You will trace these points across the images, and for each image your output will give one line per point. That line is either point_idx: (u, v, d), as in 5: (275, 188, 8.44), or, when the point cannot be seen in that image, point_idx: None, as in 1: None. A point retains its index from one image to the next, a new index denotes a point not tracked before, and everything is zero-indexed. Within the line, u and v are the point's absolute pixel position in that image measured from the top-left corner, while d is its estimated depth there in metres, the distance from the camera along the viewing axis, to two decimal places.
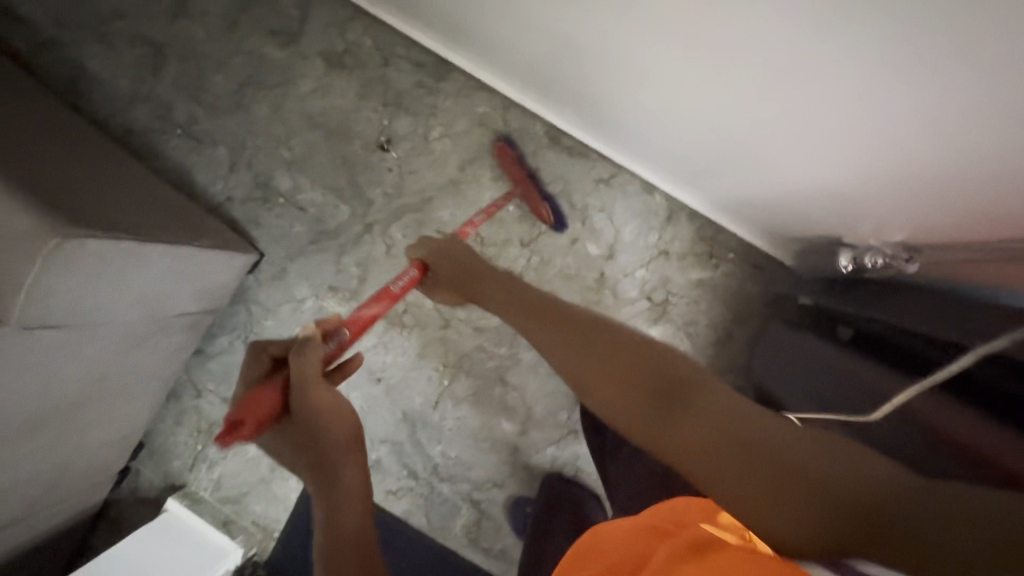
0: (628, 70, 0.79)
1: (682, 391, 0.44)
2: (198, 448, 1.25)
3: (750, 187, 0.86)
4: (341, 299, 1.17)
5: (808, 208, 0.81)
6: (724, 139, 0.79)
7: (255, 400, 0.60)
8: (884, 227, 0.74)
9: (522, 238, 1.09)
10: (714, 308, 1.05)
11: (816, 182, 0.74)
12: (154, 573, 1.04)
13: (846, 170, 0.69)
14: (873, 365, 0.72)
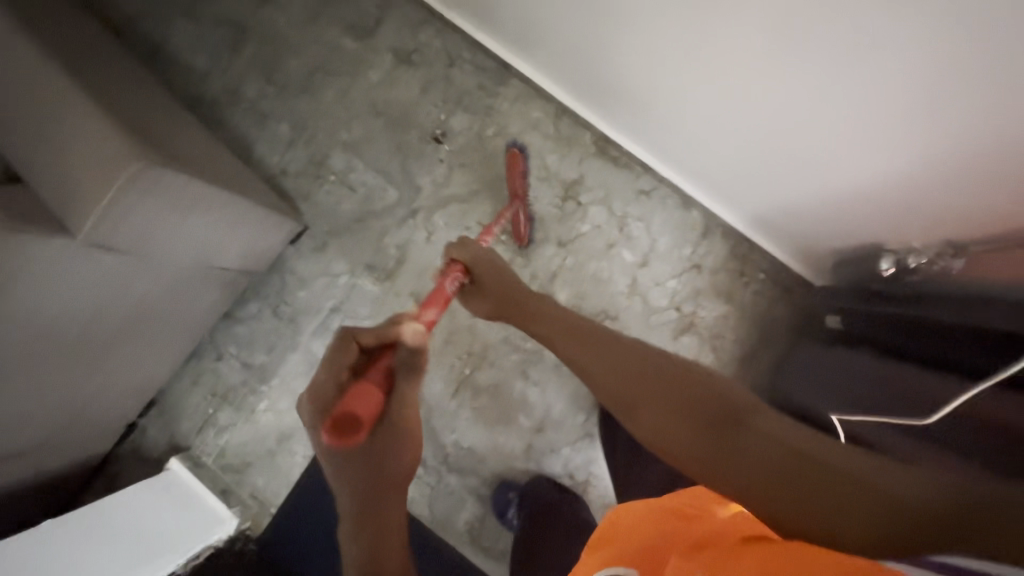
0: (679, 78, 0.85)
1: (735, 415, 0.44)
2: (209, 412, 1.24)
3: (786, 198, 0.90)
4: (377, 278, 1.19)
5: (847, 216, 0.85)
6: (766, 144, 0.83)
7: (367, 392, 0.49)
8: (926, 227, 0.77)
9: (560, 238, 1.14)
10: (741, 325, 1.07)
11: (858, 185, 0.79)
12: (152, 527, 1.03)
13: (890, 169, 0.73)
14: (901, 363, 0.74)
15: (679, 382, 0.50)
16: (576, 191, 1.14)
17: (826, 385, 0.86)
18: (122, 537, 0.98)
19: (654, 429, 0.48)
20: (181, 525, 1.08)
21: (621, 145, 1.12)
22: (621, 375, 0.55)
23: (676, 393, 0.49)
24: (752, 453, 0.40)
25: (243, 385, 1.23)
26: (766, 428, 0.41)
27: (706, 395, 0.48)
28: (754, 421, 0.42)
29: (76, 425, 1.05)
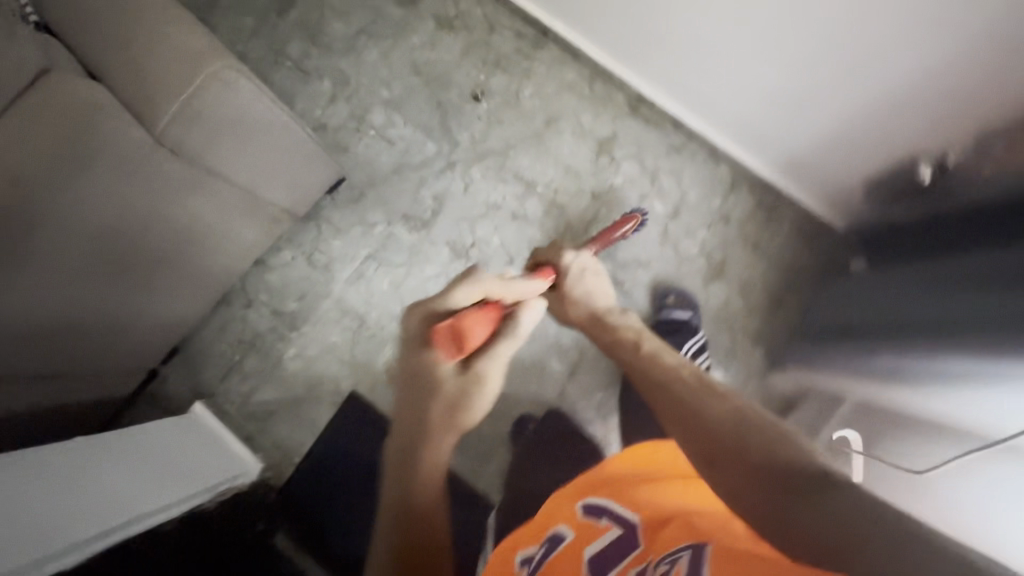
0: (697, 13, 0.93)
1: (807, 483, 0.53)
2: (235, 359, 1.23)
3: (809, 130, 0.95)
4: (413, 228, 1.22)
5: (858, 144, 0.91)
6: (775, 72, 0.91)
7: (474, 320, 0.65)
8: (930, 138, 0.83)
9: (594, 190, 1.19)
10: (769, 272, 1.12)
11: (863, 106, 0.85)
12: (181, 463, 1.00)
13: (891, 82, 0.80)
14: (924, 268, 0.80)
15: (767, 454, 0.59)
16: (609, 147, 1.19)
17: (858, 307, 0.90)
18: (144, 468, 0.93)
19: (733, 477, 0.58)
20: (206, 463, 1.04)
21: (653, 104, 1.19)
22: (705, 427, 0.66)
23: (757, 456, 0.59)
24: (809, 523, 0.48)
25: (272, 332, 1.23)
26: (829, 501, 0.49)
27: (786, 466, 0.57)
28: (824, 497, 0.50)
29: (107, 355, 1.02)
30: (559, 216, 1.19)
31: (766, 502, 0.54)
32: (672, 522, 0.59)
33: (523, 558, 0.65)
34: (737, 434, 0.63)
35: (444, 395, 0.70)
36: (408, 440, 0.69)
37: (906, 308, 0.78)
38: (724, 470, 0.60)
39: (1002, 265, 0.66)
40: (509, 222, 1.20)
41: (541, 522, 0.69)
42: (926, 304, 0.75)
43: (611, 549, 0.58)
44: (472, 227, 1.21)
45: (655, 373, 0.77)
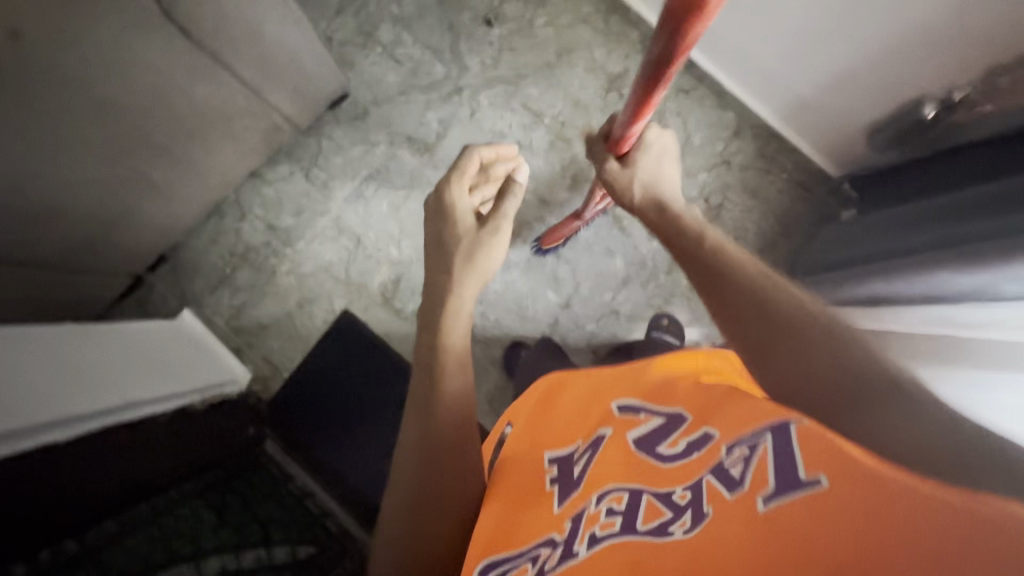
0: None
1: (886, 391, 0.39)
2: (227, 271, 1.20)
3: (816, 75, 0.97)
4: (415, 150, 1.20)
5: (858, 95, 0.94)
6: (786, 18, 0.93)
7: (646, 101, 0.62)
8: (923, 89, 0.86)
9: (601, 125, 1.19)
10: (764, 219, 1.14)
11: (866, 55, 0.88)
12: (170, 368, 0.99)
13: (893, 32, 0.82)
14: (921, 205, 0.83)
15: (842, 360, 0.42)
16: (619, 84, 1.20)
17: (848, 247, 0.94)
18: (123, 368, 0.91)
19: (799, 389, 0.43)
20: (199, 370, 1.04)
21: None
22: (762, 326, 0.46)
23: (832, 363, 0.42)
24: (880, 430, 0.38)
25: (266, 247, 1.21)
26: (893, 410, 0.38)
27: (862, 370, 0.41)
28: (892, 403, 0.38)
29: (89, 253, 0.97)
30: (565, 149, 1.19)
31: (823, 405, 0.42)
32: (725, 396, 0.51)
33: (552, 458, 0.56)
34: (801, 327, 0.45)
35: (463, 250, 0.65)
36: (427, 317, 0.62)
37: (902, 239, 0.81)
38: (780, 367, 0.44)
39: (1005, 192, 0.69)
40: None
41: (573, 421, 0.60)
42: (910, 237, 0.80)
43: (662, 430, 0.51)
44: None
45: (718, 270, 0.51)
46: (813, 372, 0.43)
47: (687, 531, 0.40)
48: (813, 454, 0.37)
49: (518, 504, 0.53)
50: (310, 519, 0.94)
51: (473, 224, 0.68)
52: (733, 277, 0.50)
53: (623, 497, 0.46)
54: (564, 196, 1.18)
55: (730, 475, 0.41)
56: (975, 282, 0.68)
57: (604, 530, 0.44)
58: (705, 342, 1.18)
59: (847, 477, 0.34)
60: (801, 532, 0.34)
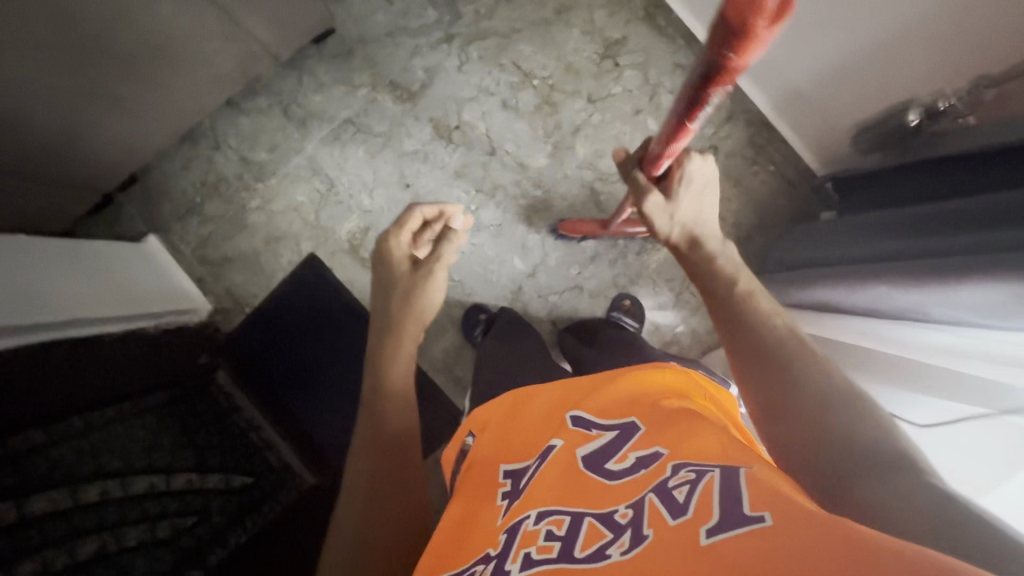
0: None
1: (883, 458, 0.40)
2: (196, 200, 1.19)
3: (815, 62, 0.92)
4: (398, 97, 1.17)
5: (853, 94, 0.90)
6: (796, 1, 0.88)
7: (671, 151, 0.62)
8: (917, 91, 0.81)
9: (591, 93, 1.15)
10: (743, 210, 1.12)
11: (865, 51, 0.84)
12: (127, 288, 0.99)
13: (898, 26, 0.77)
14: (892, 210, 0.81)
15: (852, 432, 0.42)
16: (616, 51, 1.14)
17: (815, 250, 0.92)
18: (76, 282, 0.90)
19: (807, 450, 0.43)
20: (157, 297, 1.05)
21: (669, 14, 1.14)
22: (789, 401, 0.46)
23: (841, 434, 0.42)
24: (882, 500, 0.37)
25: (238, 179, 1.19)
26: (901, 485, 0.37)
27: (866, 438, 0.42)
28: (886, 475, 0.38)
29: (52, 167, 0.94)
30: (550, 114, 1.15)
31: (833, 469, 0.41)
32: (684, 421, 0.51)
33: (508, 471, 0.56)
34: (830, 400, 0.45)
35: (401, 287, 0.71)
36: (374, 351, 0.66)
37: (869, 248, 0.80)
38: (795, 427, 0.45)
39: (974, 209, 0.66)
40: (499, 111, 1.16)
41: (528, 435, 0.60)
42: (873, 248, 0.78)
43: (611, 446, 0.52)
44: (460, 108, 1.16)
45: (737, 321, 0.54)
46: (821, 437, 0.43)
47: (624, 553, 0.38)
48: (764, 496, 0.37)
49: (466, 512, 0.52)
50: (249, 452, 0.98)
51: (411, 270, 0.73)
52: (767, 338, 0.51)
53: (564, 522, 0.44)
54: (543, 163, 1.15)
55: (676, 501, 0.40)
56: (909, 300, 0.70)
57: (541, 552, 0.41)
58: (665, 328, 1.17)
59: (790, 521, 0.34)
60: (736, 565, 0.33)
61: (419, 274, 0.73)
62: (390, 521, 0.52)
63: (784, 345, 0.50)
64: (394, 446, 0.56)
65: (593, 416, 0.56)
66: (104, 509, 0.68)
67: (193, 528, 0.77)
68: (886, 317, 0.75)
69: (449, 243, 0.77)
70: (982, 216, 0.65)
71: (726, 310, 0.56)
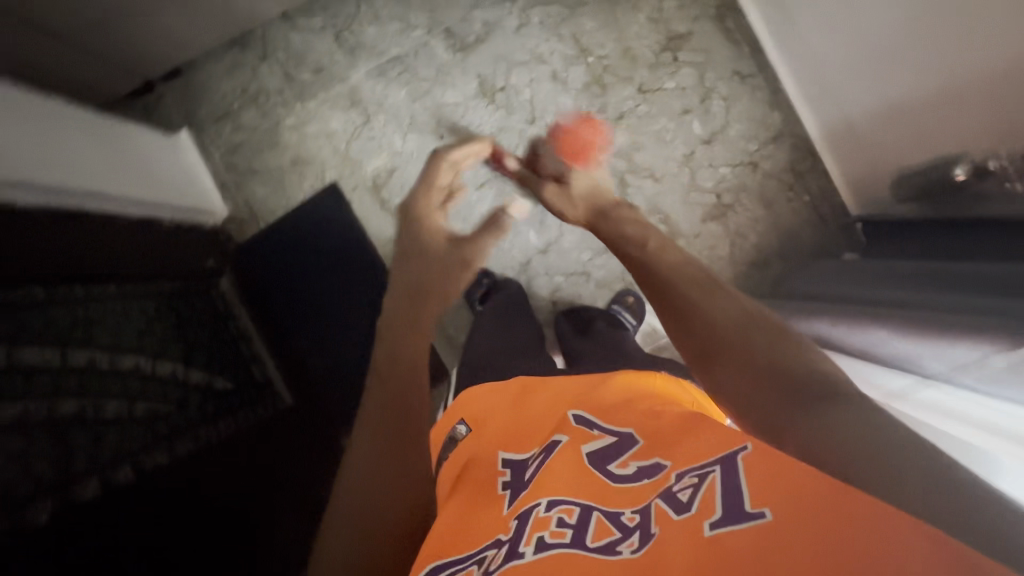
0: None
1: (815, 385, 0.41)
2: (233, 107, 1.19)
3: (874, 100, 0.89)
4: (450, 46, 1.15)
5: (904, 140, 0.87)
6: (868, 37, 0.84)
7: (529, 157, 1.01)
8: (966, 143, 0.77)
9: (643, 83, 1.12)
10: (766, 233, 1.11)
11: (926, 101, 0.80)
12: (154, 178, 1.01)
13: (961, 81, 0.74)
14: (921, 261, 0.79)
15: (771, 360, 0.44)
16: (678, 45, 1.11)
17: (829, 285, 0.92)
18: (102, 156, 0.91)
19: (740, 394, 0.44)
20: (181, 191, 1.07)
21: (741, 18, 1.10)
22: (750, 377, 0.44)
23: (762, 366, 0.44)
24: (820, 436, 0.38)
25: (278, 94, 1.19)
26: (838, 418, 0.38)
27: (796, 365, 0.43)
28: (846, 408, 0.39)
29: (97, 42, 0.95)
30: (597, 96, 1.13)
31: (770, 409, 0.42)
32: (686, 423, 0.51)
33: (508, 460, 0.59)
34: (744, 331, 0.47)
35: (440, 262, 0.73)
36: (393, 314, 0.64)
37: (885, 293, 0.78)
38: (721, 375, 0.46)
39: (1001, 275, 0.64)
40: (547, 81, 1.14)
41: (523, 428, 0.64)
42: (889, 293, 0.78)
43: (615, 447, 0.53)
44: (509, 71, 1.14)
45: (648, 270, 0.58)
46: (750, 378, 0.44)
47: (635, 550, 0.39)
48: (762, 491, 0.37)
49: (468, 500, 0.54)
50: (237, 360, 1.02)
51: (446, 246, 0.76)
52: (673, 283, 0.54)
53: (574, 511, 0.46)
54: (579, 144, 1.14)
55: (680, 503, 0.41)
56: (906, 348, 0.70)
57: (554, 537, 0.43)
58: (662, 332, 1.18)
59: (793, 517, 0.34)
60: (753, 564, 0.33)
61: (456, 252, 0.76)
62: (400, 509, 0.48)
63: (688, 288, 0.53)
64: (403, 389, 0.55)
65: (595, 416, 0.59)
66: (87, 376, 0.70)
67: (168, 416, 0.80)
68: (890, 365, 0.73)
69: (489, 236, 0.83)
70: (999, 284, 0.64)
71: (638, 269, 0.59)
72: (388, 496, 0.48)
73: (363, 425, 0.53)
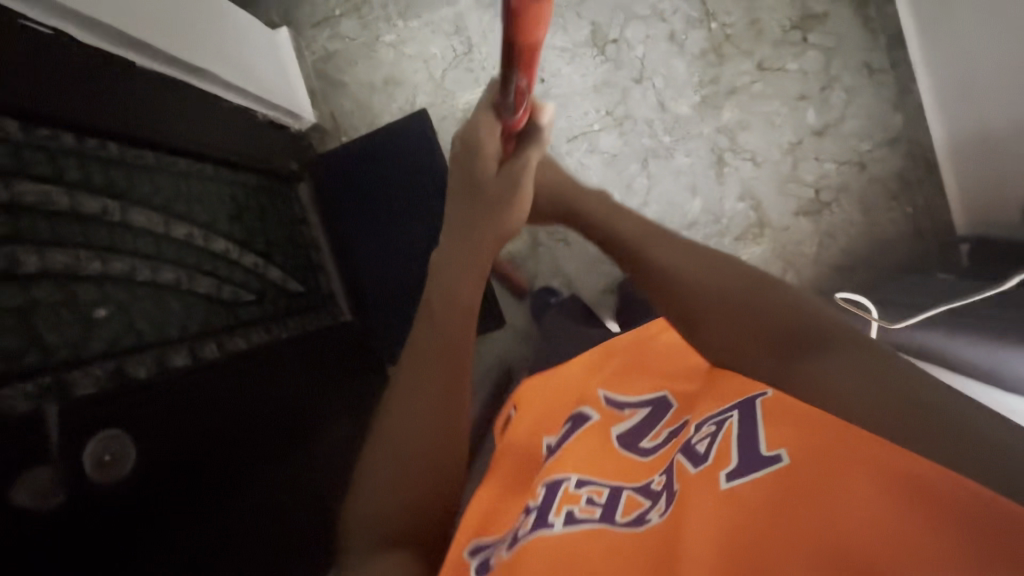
0: None
1: (819, 336, 0.48)
2: (335, 13, 1.16)
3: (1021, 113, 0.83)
4: None
5: None
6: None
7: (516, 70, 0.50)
8: None
9: (762, 60, 1.06)
10: (860, 239, 1.05)
11: None
12: (254, 68, 0.98)
13: None
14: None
15: (762, 316, 0.52)
16: (809, 25, 1.05)
17: (926, 298, 0.87)
18: (216, 37, 0.89)
19: (734, 349, 0.53)
20: (277, 88, 1.04)
21: (884, 8, 1.03)
22: (755, 337, 0.51)
23: (751, 318, 0.52)
24: (829, 389, 0.44)
25: (381, 7, 1.15)
26: (833, 368, 0.45)
27: (783, 312, 0.51)
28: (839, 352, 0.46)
29: None
30: (712, 65, 1.08)
31: (779, 371, 0.49)
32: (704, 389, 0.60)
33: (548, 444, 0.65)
34: (728, 297, 0.54)
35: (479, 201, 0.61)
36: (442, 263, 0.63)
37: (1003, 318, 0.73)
38: (710, 339, 0.55)
39: None
40: (662, 40, 1.08)
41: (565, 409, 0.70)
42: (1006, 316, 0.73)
43: (641, 426, 0.62)
44: (625, 23, 1.09)
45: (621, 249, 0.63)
46: (739, 337, 0.53)
47: (661, 515, 0.47)
48: (776, 437, 0.46)
49: (509, 484, 0.62)
50: (309, 268, 1.01)
51: (495, 172, 0.60)
52: (654, 258, 0.59)
53: (602, 492, 0.52)
54: (683, 113, 1.09)
55: (699, 455, 0.49)
56: None
57: (582, 513, 0.49)
58: None
59: (804, 460, 0.42)
60: (761, 504, 0.41)
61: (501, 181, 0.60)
62: (433, 469, 0.54)
63: (653, 251, 0.60)
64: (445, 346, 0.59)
65: (623, 397, 0.67)
66: (185, 249, 0.70)
67: (250, 305, 0.80)
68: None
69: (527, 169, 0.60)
70: None
71: (608, 242, 0.65)
72: (431, 455, 0.54)
73: (410, 383, 0.57)
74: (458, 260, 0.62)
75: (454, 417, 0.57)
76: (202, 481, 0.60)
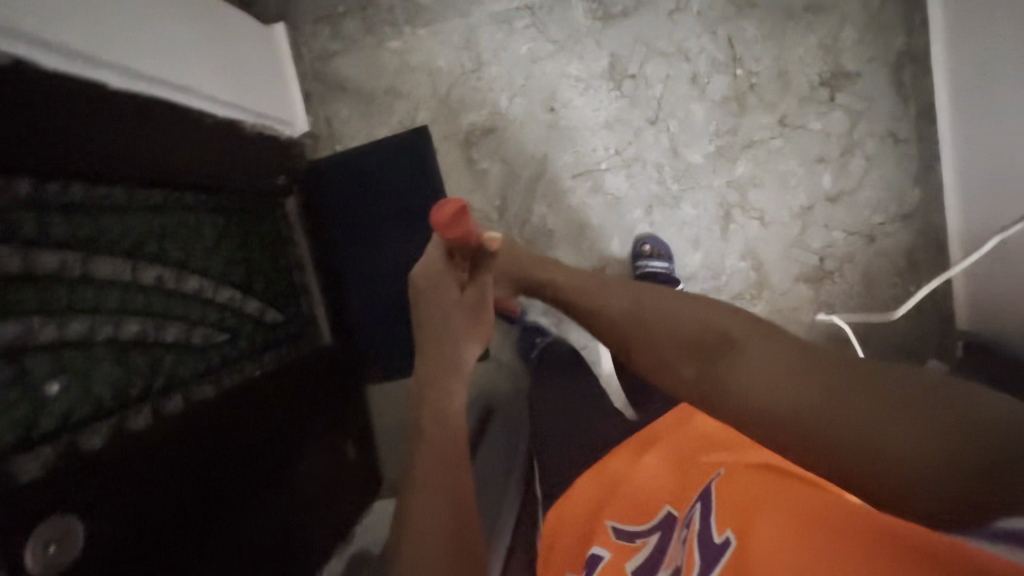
0: None
1: (724, 343, 0.54)
2: (338, 11, 1.08)
3: None
4: (592, 12, 1.03)
5: None
6: None
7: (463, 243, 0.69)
8: None
9: (785, 115, 1.01)
10: (859, 313, 1.03)
11: None
12: (246, 77, 0.92)
13: None
14: None
15: (686, 338, 0.57)
16: (839, 84, 0.99)
17: None
18: (203, 47, 0.82)
19: (673, 377, 0.57)
20: (269, 95, 0.98)
21: (921, 75, 0.97)
22: (679, 355, 0.57)
23: (677, 346, 0.58)
24: (762, 397, 0.47)
25: (389, 10, 1.07)
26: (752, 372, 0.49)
27: (698, 330, 0.57)
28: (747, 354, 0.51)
29: None
30: (732, 114, 1.02)
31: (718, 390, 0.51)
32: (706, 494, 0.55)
33: None
34: (645, 325, 0.61)
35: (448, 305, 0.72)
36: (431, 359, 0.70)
37: None
38: (646, 362, 0.60)
39: None
40: (684, 81, 1.02)
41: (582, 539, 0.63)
42: None
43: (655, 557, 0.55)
44: (646, 58, 1.02)
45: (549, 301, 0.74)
46: (675, 366, 0.57)
47: None
48: (723, 520, 0.49)
49: None
50: (289, 293, 0.98)
51: (461, 295, 0.73)
52: (585, 302, 0.68)
53: None
54: (695, 161, 1.04)
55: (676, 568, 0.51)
56: None
57: None
58: None
59: (758, 533, 0.45)
60: None
61: (470, 296, 0.73)
62: (449, 522, 0.55)
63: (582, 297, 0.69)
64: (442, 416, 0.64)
65: (628, 523, 0.61)
66: (155, 295, 0.67)
67: (221, 345, 0.77)
68: None
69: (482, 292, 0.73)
70: None
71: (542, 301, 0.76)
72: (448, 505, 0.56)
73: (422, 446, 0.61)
74: (443, 347, 0.71)
75: (456, 468, 0.59)
76: (165, 526, 0.60)
